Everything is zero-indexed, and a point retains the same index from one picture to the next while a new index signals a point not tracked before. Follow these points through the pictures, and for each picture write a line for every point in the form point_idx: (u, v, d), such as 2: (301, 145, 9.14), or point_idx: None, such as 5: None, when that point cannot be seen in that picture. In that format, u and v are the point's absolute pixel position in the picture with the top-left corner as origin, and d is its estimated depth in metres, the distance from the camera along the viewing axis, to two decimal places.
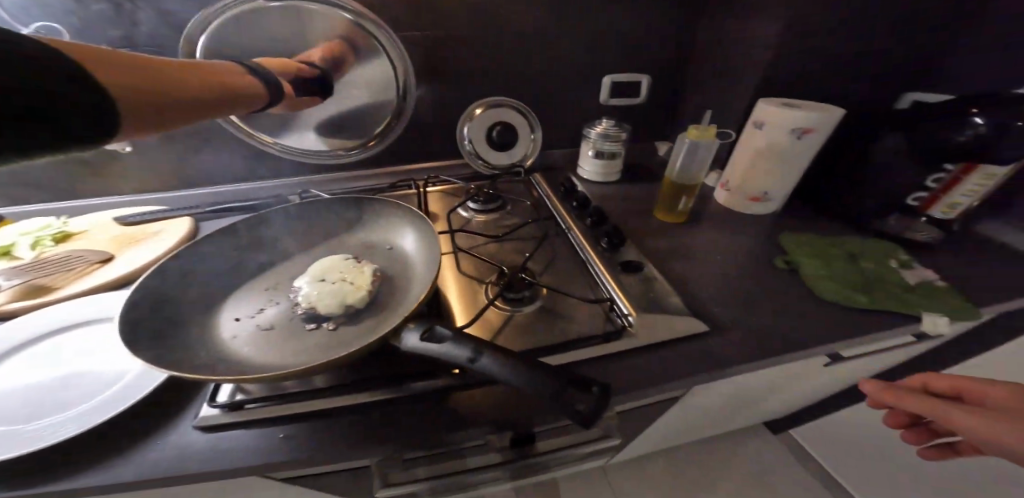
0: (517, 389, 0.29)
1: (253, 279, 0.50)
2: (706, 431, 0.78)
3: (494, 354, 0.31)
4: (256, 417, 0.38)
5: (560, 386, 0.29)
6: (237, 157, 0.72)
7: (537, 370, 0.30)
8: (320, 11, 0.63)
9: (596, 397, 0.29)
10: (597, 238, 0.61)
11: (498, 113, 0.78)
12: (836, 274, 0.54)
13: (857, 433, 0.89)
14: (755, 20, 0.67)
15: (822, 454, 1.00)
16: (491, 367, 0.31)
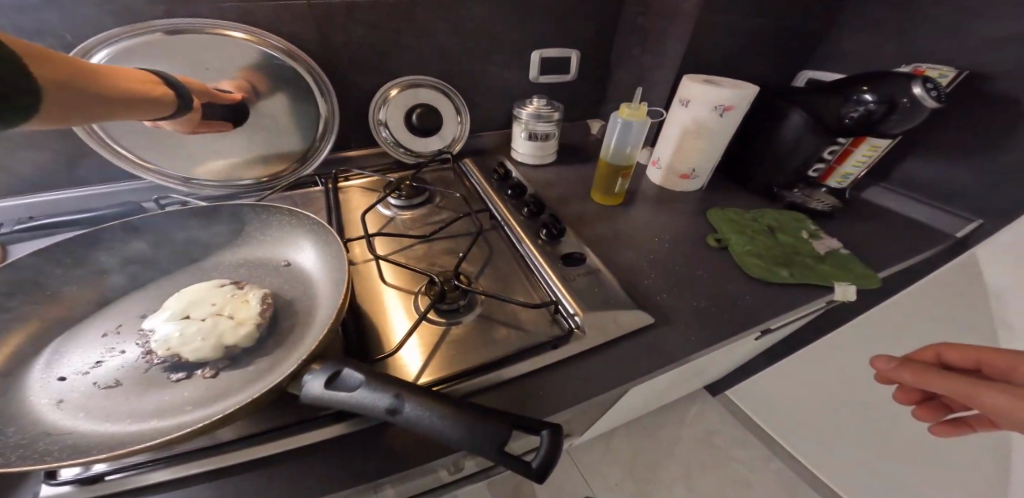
0: (453, 443, 0.24)
1: (92, 317, 0.37)
2: (654, 404, 0.81)
3: (422, 401, 0.25)
4: (121, 491, 0.28)
5: (506, 432, 0.25)
6: (67, 153, 0.53)
7: (476, 416, 0.25)
8: (236, 37, 0.52)
9: (549, 441, 0.25)
10: (536, 230, 0.57)
11: (419, 94, 0.69)
12: (759, 248, 0.56)
13: (777, 383, 1.01)
14: None
15: (748, 404, 1.11)
16: (420, 417, 0.25)
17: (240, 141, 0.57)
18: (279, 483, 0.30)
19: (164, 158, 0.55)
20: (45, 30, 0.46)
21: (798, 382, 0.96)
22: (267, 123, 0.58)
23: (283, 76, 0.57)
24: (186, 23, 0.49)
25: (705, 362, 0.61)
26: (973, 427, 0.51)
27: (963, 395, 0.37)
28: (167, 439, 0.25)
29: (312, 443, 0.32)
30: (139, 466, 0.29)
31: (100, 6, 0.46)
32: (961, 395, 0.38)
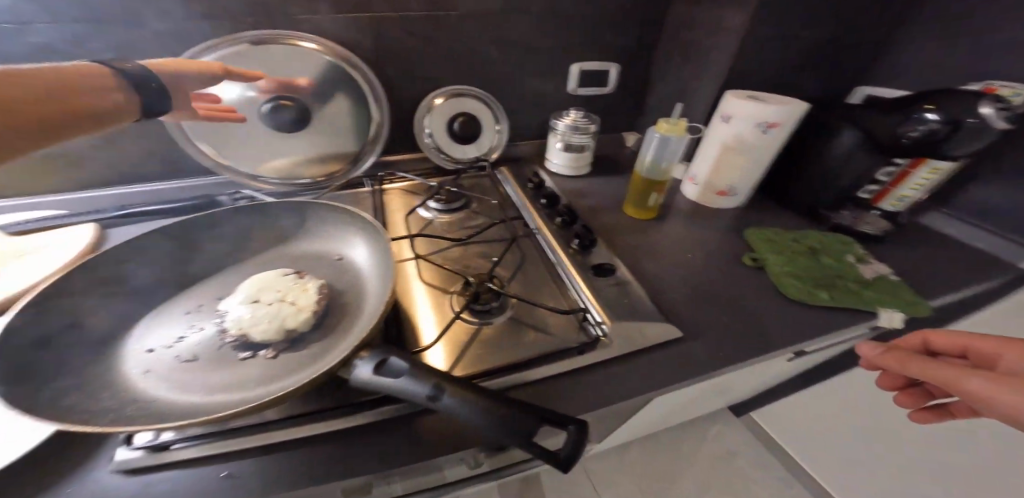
0: (486, 431, 0.26)
1: (172, 298, 0.42)
2: (672, 419, 0.80)
3: (458, 390, 0.27)
4: (187, 458, 0.32)
5: (534, 424, 0.26)
6: (159, 151, 0.61)
7: (508, 408, 0.27)
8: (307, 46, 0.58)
9: (574, 437, 0.26)
10: (567, 239, 0.58)
11: (461, 103, 0.73)
12: (797, 269, 0.55)
13: (811, 410, 0.96)
14: (724, 10, 0.65)
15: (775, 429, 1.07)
16: (456, 405, 0.26)
17: (302, 142, 0.62)
18: (317, 461, 0.33)
19: (239, 154, 0.60)
20: (154, 43, 0.53)
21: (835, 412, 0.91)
22: (328, 126, 0.63)
23: (344, 82, 0.62)
24: (268, 35, 0.56)
25: (728, 381, 0.60)
26: (956, 416, 0.50)
27: (944, 382, 0.34)
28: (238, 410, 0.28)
29: (352, 427, 0.35)
30: (201, 436, 0.33)
31: (197, 25, 0.54)
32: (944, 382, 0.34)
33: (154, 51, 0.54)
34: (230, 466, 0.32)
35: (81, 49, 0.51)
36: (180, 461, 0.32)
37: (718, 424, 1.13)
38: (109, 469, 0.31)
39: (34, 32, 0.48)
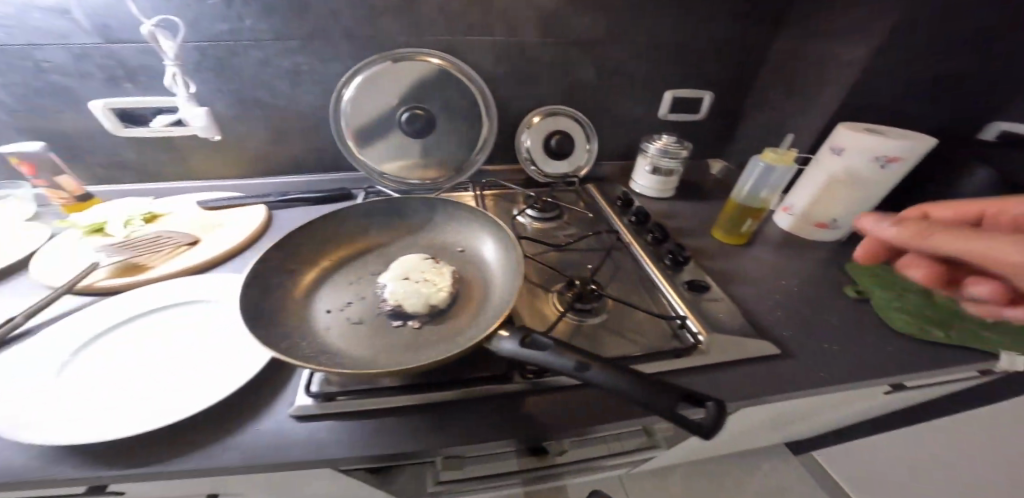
0: (633, 401, 0.29)
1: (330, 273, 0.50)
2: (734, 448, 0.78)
3: (602, 366, 0.31)
4: (350, 408, 0.40)
5: (679, 396, 0.29)
6: (313, 150, 0.74)
7: (650, 382, 0.30)
8: (433, 61, 0.67)
9: (713, 412, 0.29)
10: (660, 255, 0.61)
11: (556, 121, 0.79)
12: (913, 303, 0.53)
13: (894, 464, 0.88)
14: (838, 41, 0.65)
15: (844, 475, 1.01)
16: (601, 377, 0.30)
17: (425, 146, 0.71)
18: (449, 424, 0.40)
19: (376, 155, 0.70)
20: (333, 60, 0.65)
21: None
22: (447, 133, 0.72)
23: (463, 94, 0.70)
24: (404, 54, 0.66)
25: (808, 410, 0.59)
26: None
27: None
28: (411, 367, 0.34)
29: (476, 396, 0.42)
30: (357, 391, 0.41)
31: (362, 51, 0.66)
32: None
33: (326, 70, 0.66)
34: (380, 420, 0.40)
35: (282, 63, 0.64)
36: (342, 411, 0.40)
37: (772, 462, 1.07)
38: (288, 413, 0.40)
39: (255, 49, 0.61)
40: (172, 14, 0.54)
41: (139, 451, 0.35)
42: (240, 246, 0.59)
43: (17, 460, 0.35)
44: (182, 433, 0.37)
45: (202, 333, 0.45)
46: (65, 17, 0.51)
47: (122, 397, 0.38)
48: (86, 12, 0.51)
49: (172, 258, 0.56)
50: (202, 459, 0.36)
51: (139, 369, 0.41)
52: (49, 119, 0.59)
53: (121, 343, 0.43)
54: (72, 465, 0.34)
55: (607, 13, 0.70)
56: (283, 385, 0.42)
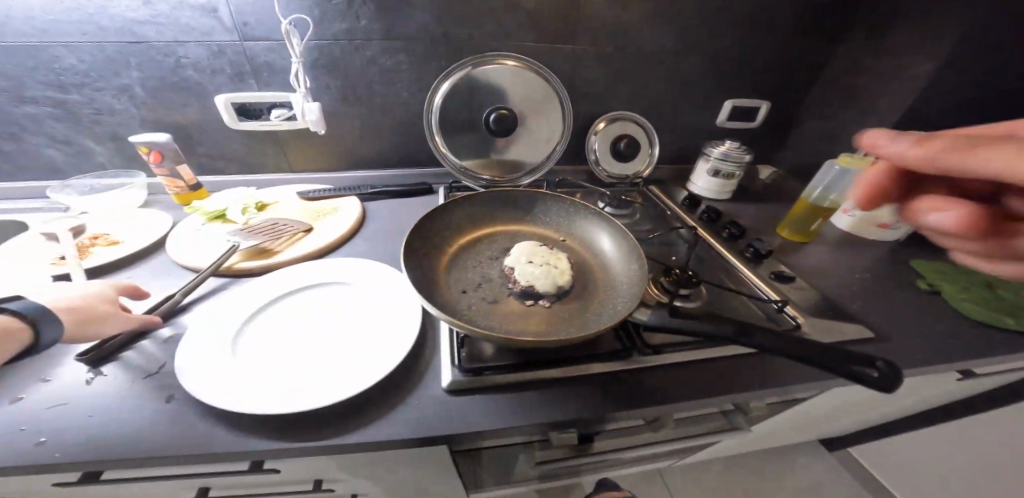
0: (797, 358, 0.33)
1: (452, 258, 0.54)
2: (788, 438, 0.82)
3: (759, 332, 0.35)
4: (496, 382, 0.43)
5: (847, 354, 0.33)
6: (400, 147, 0.79)
7: (816, 344, 0.34)
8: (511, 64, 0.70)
9: (887, 369, 0.32)
10: (740, 250, 0.66)
11: (621, 126, 0.84)
12: (979, 295, 0.58)
13: (935, 457, 0.93)
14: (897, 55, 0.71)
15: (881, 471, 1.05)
16: (762, 340, 0.34)
17: (508, 146, 0.76)
18: (586, 398, 0.43)
19: (462, 152, 0.75)
20: (431, 61, 0.70)
21: (967, 460, 0.88)
22: (528, 133, 0.76)
23: (545, 95, 0.74)
24: (482, 60, 0.69)
25: (880, 395, 0.64)
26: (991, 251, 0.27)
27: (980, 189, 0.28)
28: (572, 338, 0.38)
29: (606, 370, 0.46)
30: (498, 367, 0.44)
31: (457, 54, 0.71)
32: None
33: (423, 71, 0.71)
34: (523, 393, 0.43)
35: (386, 63, 0.69)
36: (489, 386, 0.43)
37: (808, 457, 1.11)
38: (439, 389, 0.43)
39: (364, 50, 0.66)
40: (303, 14, 0.59)
41: (316, 424, 0.38)
42: (345, 237, 0.63)
43: (203, 431, 0.36)
44: (348, 409, 0.40)
45: (340, 312, 0.48)
46: (212, 16, 0.57)
47: (291, 374, 0.40)
48: (230, 11, 0.57)
49: (292, 244, 0.59)
50: (375, 431, 0.38)
51: (296, 346, 0.43)
52: (174, 111, 0.64)
53: (269, 322, 0.46)
54: (259, 435, 0.36)
55: (680, 26, 0.75)
56: (424, 362, 0.45)
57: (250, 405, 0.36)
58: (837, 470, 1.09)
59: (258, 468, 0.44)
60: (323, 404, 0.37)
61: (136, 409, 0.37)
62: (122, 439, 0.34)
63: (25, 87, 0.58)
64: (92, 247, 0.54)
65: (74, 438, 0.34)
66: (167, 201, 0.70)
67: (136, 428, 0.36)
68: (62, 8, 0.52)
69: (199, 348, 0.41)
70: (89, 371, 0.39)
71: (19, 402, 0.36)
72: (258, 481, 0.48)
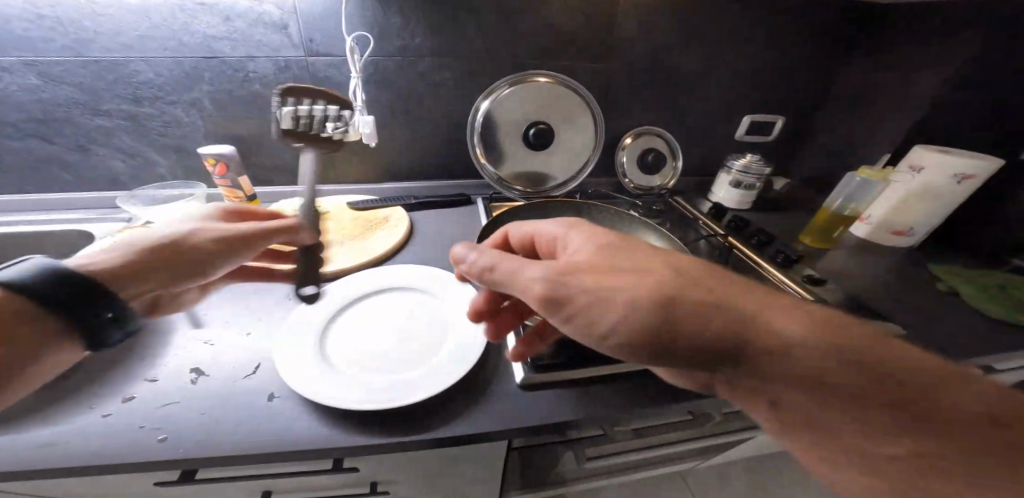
0: None
1: None
2: None
3: None
4: (564, 377, 0.46)
5: None
6: (441, 158, 0.83)
7: None
8: (547, 81, 0.74)
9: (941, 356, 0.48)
10: (768, 255, 0.70)
11: (647, 139, 0.88)
12: (994, 296, 0.63)
13: None
14: None
15: None
16: None
17: (545, 158, 0.80)
18: (647, 392, 0.47)
19: (502, 164, 0.79)
20: (477, 77, 0.75)
21: None
22: (564, 147, 0.80)
23: (580, 111, 0.78)
24: (519, 78, 0.73)
25: None
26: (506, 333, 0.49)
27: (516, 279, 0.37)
28: None
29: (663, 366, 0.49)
30: (565, 364, 0.47)
31: (501, 72, 0.76)
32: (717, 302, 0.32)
33: (468, 86, 0.76)
34: (589, 388, 0.47)
35: (434, 78, 0.73)
36: (558, 381, 0.46)
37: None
38: (514, 385, 0.46)
39: (416, 65, 0.70)
40: (365, 31, 0.64)
41: (414, 419, 0.40)
42: (399, 246, 0.66)
43: (312, 427, 0.38)
44: (432, 404, 0.42)
45: (410, 315, 0.51)
46: (282, 33, 0.61)
47: (382, 372, 0.43)
48: (300, 29, 0.61)
49: (351, 251, 0.63)
50: (463, 424, 0.41)
51: (380, 346, 0.46)
52: (236, 123, 0.68)
53: (348, 324, 0.49)
54: (363, 431, 0.38)
55: (706, 45, 0.81)
56: (495, 361, 0.48)
57: (354, 401, 0.39)
58: None
59: (340, 467, 0.45)
60: (421, 398, 0.40)
61: (248, 405, 0.38)
62: (232, 433, 0.36)
63: (101, 100, 0.61)
64: None
65: (196, 432, 0.35)
66: (223, 211, 0.73)
67: (250, 423, 0.37)
68: (152, 25, 0.57)
69: (292, 349, 0.43)
70: (191, 372, 0.40)
71: (131, 401, 0.37)
72: (329, 484, 0.50)
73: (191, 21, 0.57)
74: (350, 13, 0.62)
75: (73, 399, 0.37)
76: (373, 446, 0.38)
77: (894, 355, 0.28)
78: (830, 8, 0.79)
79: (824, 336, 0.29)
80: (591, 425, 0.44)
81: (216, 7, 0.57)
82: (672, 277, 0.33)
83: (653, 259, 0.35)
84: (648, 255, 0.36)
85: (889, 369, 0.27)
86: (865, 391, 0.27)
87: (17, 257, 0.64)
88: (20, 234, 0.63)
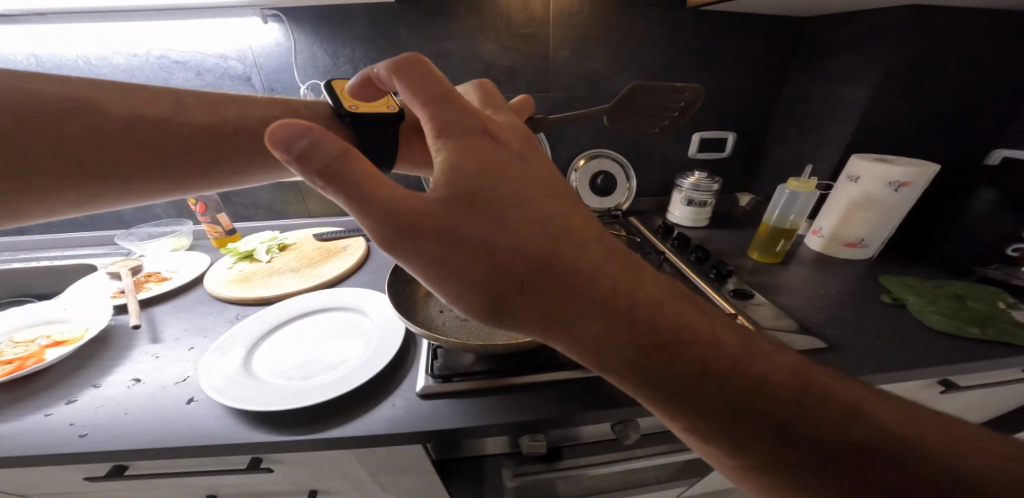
0: None
1: None
2: None
3: None
4: (465, 387, 0.46)
5: None
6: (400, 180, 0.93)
7: None
8: None
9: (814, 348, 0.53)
10: (704, 271, 0.71)
11: (599, 162, 0.92)
12: (945, 307, 0.59)
13: None
14: (847, 85, 0.78)
15: None
16: None
17: None
18: (547, 401, 0.46)
19: None
20: None
21: None
22: None
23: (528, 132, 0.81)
24: None
25: None
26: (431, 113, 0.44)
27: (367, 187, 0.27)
28: (523, 343, 0.45)
29: (568, 378, 0.49)
30: (467, 374, 0.48)
31: None
32: (535, 261, 0.28)
33: None
34: (490, 398, 0.46)
35: None
36: (458, 391, 0.46)
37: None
38: (413, 393, 0.46)
39: None
40: (316, 79, 0.79)
41: (309, 420, 0.42)
42: (351, 270, 0.71)
43: (214, 427, 0.40)
44: (330, 410, 0.43)
45: (329, 328, 0.54)
46: (247, 83, 0.79)
47: (290, 378, 0.45)
48: (261, 81, 0.79)
49: (300, 275, 0.69)
50: (355, 427, 0.41)
51: (296, 357, 0.49)
52: None
53: (280, 338, 0.52)
54: (257, 429, 0.40)
55: (639, 73, 0.86)
56: (402, 371, 0.49)
57: (254, 402, 0.41)
58: None
59: (255, 467, 0.45)
60: (320, 399, 0.42)
61: (165, 408, 0.42)
62: (139, 433, 0.39)
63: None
64: (146, 283, 0.66)
65: (112, 430, 0.40)
66: (208, 244, 0.85)
67: (164, 423, 0.41)
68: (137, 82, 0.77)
69: (213, 358, 0.47)
70: (130, 380, 0.46)
71: (73, 402, 0.43)
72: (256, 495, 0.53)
73: (170, 76, 0.76)
74: (304, 68, 0.78)
75: (31, 399, 0.43)
76: (264, 445, 0.40)
77: (755, 389, 0.26)
78: (756, 31, 0.84)
79: (662, 295, 0.28)
80: (487, 434, 0.44)
81: (189, 64, 0.75)
82: (511, 237, 0.28)
83: (546, 175, 0.32)
84: (522, 174, 0.31)
85: (706, 383, 0.26)
86: (679, 384, 0.26)
87: (37, 287, 0.77)
88: (36, 268, 0.76)
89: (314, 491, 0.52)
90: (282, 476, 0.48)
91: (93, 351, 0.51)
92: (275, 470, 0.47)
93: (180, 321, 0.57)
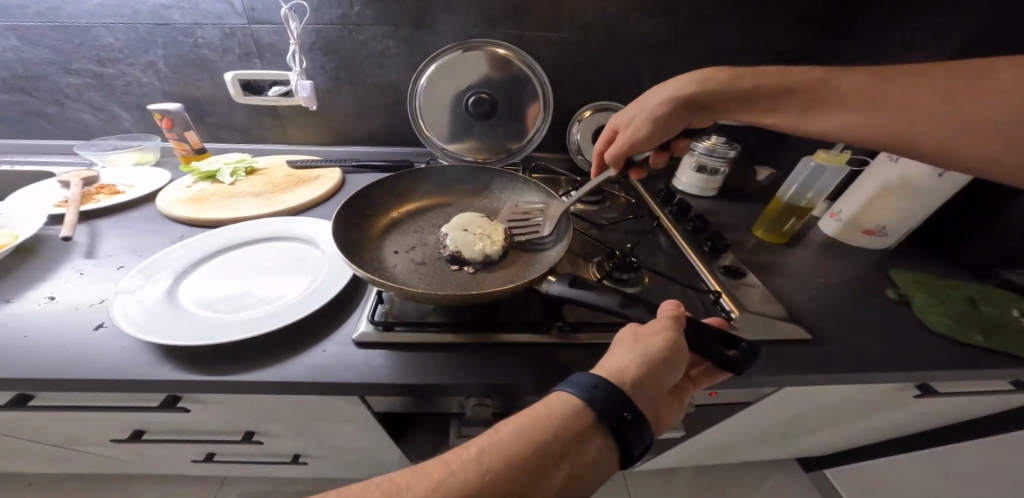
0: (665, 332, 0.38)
1: (401, 224, 0.55)
2: (750, 448, 0.78)
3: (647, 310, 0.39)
4: (404, 339, 0.42)
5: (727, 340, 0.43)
6: (388, 117, 0.86)
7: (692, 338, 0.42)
8: (505, 54, 0.74)
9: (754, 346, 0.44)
10: (698, 242, 0.65)
11: (608, 116, 0.82)
12: (953, 309, 0.52)
13: None
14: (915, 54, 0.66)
15: None
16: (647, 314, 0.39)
17: (485, 131, 0.80)
18: (495, 362, 0.43)
19: (450, 136, 0.81)
20: (413, 46, 0.76)
21: None
22: (506, 116, 0.79)
23: (527, 66, 0.75)
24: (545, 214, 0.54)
25: (838, 406, 0.59)
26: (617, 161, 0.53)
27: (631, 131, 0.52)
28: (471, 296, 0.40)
29: (518, 341, 0.45)
30: (413, 325, 0.44)
31: (445, 38, 0.76)
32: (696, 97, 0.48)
33: (413, 57, 0.78)
34: (429, 353, 0.43)
35: (376, 46, 0.76)
36: (397, 342, 0.42)
37: (782, 472, 1.03)
38: (350, 339, 0.43)
39: (355, 33, 0.74)
40: None
41: (221, 360, 0.38)
42: (317, 200, 0.66)
43: (119, 358, 0.37)
44: (246, 352, 0.39)
45: (272, 263, 0.50)
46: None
47: (214, 312, 0.42)
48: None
49: (261, 200, 0.64)
50: (271, 373, 0.38)
51: (228, 289, 0.45)
52: (192, 85, 0.79)
53: (217, 268, 0.48)
54: (166, 365, 0.37)
55: (673, 17, 0.74)
56: (342, 316, 0.45)
57: (165, 335, 0.37)
58: (804, 486, 1.00)
59: (171, 406, 0.43)
60: (235, 338, 0.38)
61: (71, 334, 0.39)
62: (37, 358, 0.36)
63: (71, 60, 0.75)
64: (97, 195, 0.62)
65: (12, 350, 0.37)
66: (176, 164, 0.80)
67: (65, 349, 0.38)
68: None
69: (134, 281, 0.43)
70: (47, 296, 0.43)
71: None
72: (188, 433, 0.51)
73: None
74: None
75: None
76: (169, 382, 0.37)
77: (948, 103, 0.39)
78: None
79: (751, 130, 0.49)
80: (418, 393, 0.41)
81: None
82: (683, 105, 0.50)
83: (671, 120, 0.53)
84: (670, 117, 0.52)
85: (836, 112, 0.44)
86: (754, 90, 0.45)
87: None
88: None
89: (251, 432, 0.51)
90: (207, 415, 0.47)
91: (21, 262, 0.48)
92: (194, 411, 0.45)
93: (121, 238, 0.53)
